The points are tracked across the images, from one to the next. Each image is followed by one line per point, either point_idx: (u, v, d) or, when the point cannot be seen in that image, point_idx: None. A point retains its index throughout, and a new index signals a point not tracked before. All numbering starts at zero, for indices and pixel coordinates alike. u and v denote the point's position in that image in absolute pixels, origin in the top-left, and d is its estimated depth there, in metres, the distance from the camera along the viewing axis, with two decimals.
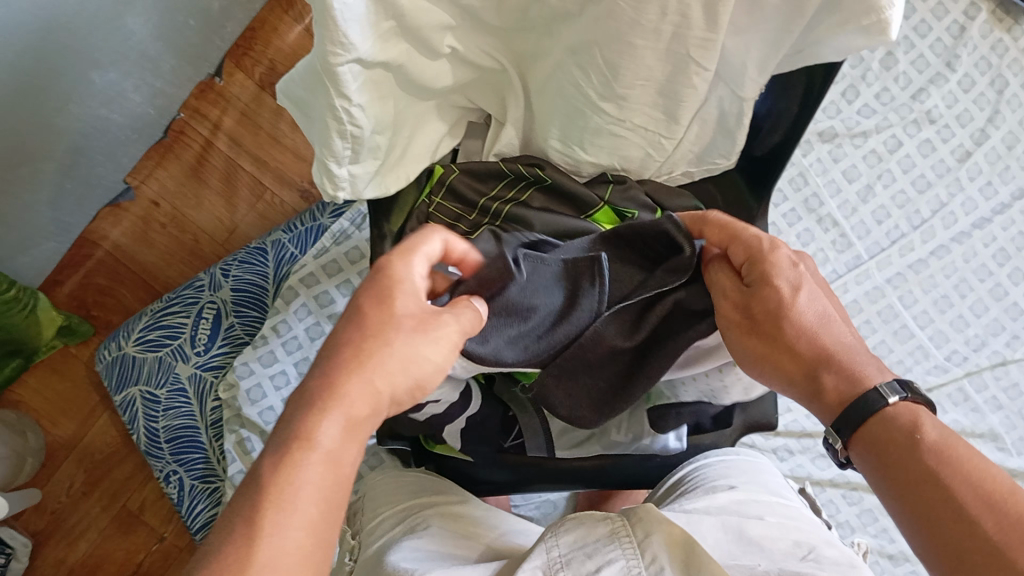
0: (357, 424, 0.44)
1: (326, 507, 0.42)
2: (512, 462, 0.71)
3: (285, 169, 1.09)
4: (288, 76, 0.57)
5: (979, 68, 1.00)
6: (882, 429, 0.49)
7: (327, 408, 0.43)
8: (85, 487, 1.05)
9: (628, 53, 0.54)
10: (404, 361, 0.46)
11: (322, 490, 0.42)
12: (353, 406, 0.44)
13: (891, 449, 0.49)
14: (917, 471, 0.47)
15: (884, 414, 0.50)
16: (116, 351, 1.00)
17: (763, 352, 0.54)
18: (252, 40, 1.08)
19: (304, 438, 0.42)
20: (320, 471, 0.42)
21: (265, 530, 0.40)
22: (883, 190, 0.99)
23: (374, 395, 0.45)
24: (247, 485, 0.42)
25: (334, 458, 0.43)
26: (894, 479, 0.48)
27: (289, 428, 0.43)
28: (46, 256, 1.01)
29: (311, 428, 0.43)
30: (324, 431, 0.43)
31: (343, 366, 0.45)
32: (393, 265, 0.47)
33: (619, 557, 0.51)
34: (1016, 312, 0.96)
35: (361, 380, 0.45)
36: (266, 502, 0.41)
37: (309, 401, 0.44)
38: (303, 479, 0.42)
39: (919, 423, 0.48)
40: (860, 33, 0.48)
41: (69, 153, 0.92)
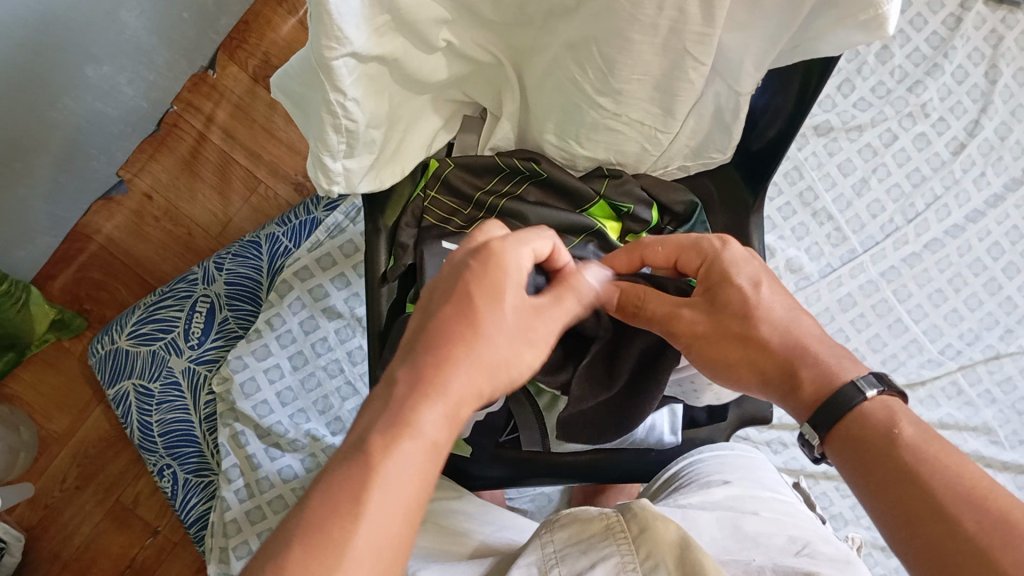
0: (458, 415, 0.43)
1: (421, 498, 0.41)
2: (509, 457, 0.70)
3: (280, 162, 1.08)
4: (283, 70, 0.56)
5: (972, 60, 1.00)
6: (858, 425, 0.49)
7: (431, 396, 0.42)
8: (78, 481, 1.04)
9: (625, 47, 0.54)
10: (507, 355, 0.46)
11: (422, 479, 0.41)
12: (458, 395, 0.43)
13: (868, 445, 0.48)
14: (893, 467, 0.47)
15: (859, 410, 0.49)
16: (109, 345, 1.00)
17: (734, 355, 0.53)
18: (246, 32, 1.07)
19: (406, 424, 0.41)
20: (418, 459, 0.41)
21: (367, 511, 0.39)
22: (878, 184, 0.99)
23: (478, 387, 0.44)
24: (329, 467, 0.41)
25: (433, 446, 0.42)
26: (870, 476, 0.48)
27: (393, 412, 0.42)
28: (40, 250, 1.01)
29: (413, 414, 0.42)
30: (426, 418, 0.42)
31: (449, 352, 0.44)
32: (505, 253, 0.47)
33: (614, 553, 0.51)
34: (1010, 306, 0.96)
35: (467, 370, 0.44)
36: (366, 484, 0.39)
37: (413, 385, 0.43)
38: (400, 466, 0.40)
39: (895, 418, 0.48)
40: (859, 29, 0.48)
41: (64, 146, 0.91)
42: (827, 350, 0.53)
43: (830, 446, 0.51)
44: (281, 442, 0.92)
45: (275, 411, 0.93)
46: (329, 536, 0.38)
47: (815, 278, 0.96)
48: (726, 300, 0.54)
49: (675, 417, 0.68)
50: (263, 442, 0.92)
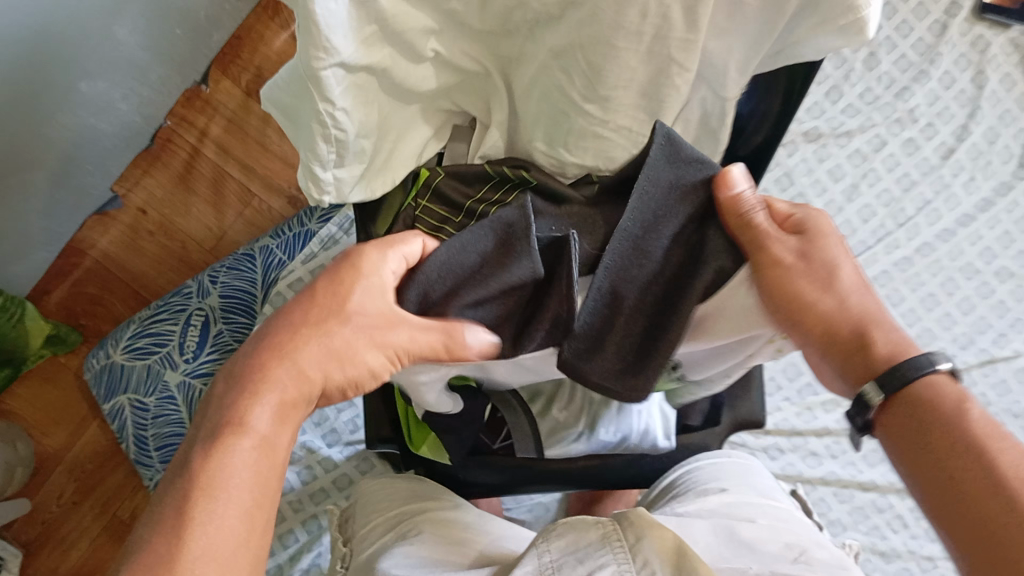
0: (290, 408, 0.49)
1: (257, 489, 0.47)
2: (500, 464, 0.71)
3: (273, 175, 1.09)
4: (273, 81, 0.57)
5: (959, 65, 1.01)
6: (925, 397, 0.47)
7: (261, 393, 0.48)
8: (76, 496, 1.05)
9: (611, 55, 0.54)
10: (340, 347, 0.50)
11: (254, 470, 0.47)
12: (288, 392, 0.49)
13: (932, 419, 0.46)
14: (958, 445, 0.45)
15: (926, 382, 0.47)
16: (104, 360, 1.00)
17: (804, 300, 0.49)
18: (238, 47, 1.08)
19: (238, 424, 0.47)
20: (252, 455, 0.47)
21: (199, 517, 0.44)
22: (868, 190, 0.99)
23: (308, 382, 0.50)
24: (181, 472, 0.46)
25: (266, 440, 0.48)
26: (926, 451, 0.46)
27: (225, 412, 0.48)
28: (34, 265, 1.01)
29: (243, 414, 0.48)
30: (257, 418, 0.48)
31: (278, 355, 0.50)
32: (368, 254, 0.50)
33: (611, 561, 0.51)
34: (1003, 310, 0.96)
35: (293, 369, 0.49)
36: (205, 487, 0.45)
37: (247, 387, 0.49)
38: (234, 463, 0.46)
39: (965, 398, 0.46)
40: (840, 33, 0.49)
41: (58, 162, 0.92)
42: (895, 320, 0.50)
43: (882, 418, 0.49)
44: None
45: None
46: (173, 533, 0.43)
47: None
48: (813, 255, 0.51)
49: (668, 420, 0.68)
50: None
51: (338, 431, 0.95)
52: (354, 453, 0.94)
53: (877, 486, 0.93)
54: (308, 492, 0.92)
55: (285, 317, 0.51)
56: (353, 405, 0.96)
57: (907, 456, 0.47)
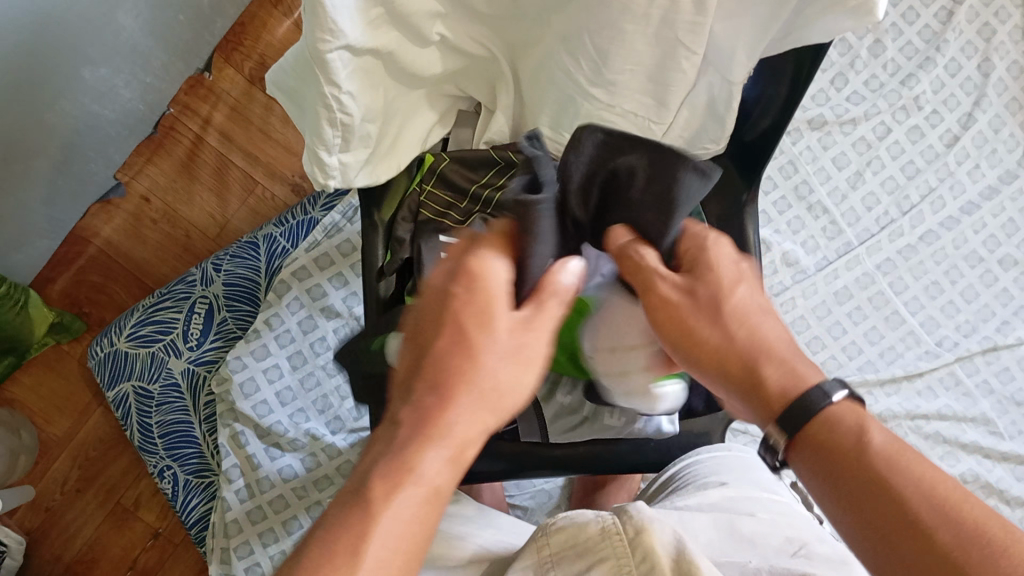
0: (459, 453, 0.45)
1: (413, 538, 0.43)
2: (508, 449, 0.71)
3: (277, 163, 1.08)
4: (278, 66, 0.57)
5: (965, 52, 1.00)
6: (824, 432, 0.46)
7: (433, 439, 0.44)
8: (79, 484, 1.05)
9: (617, 38, 0.54)
10: (505, 382, 0.46)
11: (415, 521, 0.43)
12: (462, 435, 0.45)
13: (838, 453, 0.45)
14: (869, 482, 0.44)
15: (825, 416, 0.46)
16: (108, 347, 1.00)
17: (691, 337, 0.49)
18: (242, 35, 1.07)
19: (408, 471, 0.43)
20: (415, 503, 0.43)
21: (364, 567, 0.41)
22: (872, 177, 0.99)
23: (481, 423, 0.45)
24: (348, 509, 0.43)
25: (433, 487, 0.44)
26: (837, 490, 0.45)
27: (394, 456, 0.44)
28: (38, 253, 1.01)
29: (414, 459, 0.43)
30: (428, 462, 0.44)
31: (445, 398, 0.45)
32: (480, 266, 0.47)
33: (609, 558, 0.50)
34: (1006, 298, 0.96)
35: (468, 408, 0.45)
36: (361, 528, 0.42)
37: (417, 429, 0.44)
38: (397, 513, 0.42)
39: (864, 426, 0.45)
40: (849, 15, 0.49)
41: (63, 148, 0.92)
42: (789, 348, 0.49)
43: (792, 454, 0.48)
44: (282, 442, 0.92)
45: (274, 411, 0.94)
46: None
47: (812, 271, 0.97)
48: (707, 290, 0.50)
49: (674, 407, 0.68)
50: (263, 442, 0.93)
51: (342, 418, 0.94)
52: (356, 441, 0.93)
53: None
54: (311, 479, 0.92)
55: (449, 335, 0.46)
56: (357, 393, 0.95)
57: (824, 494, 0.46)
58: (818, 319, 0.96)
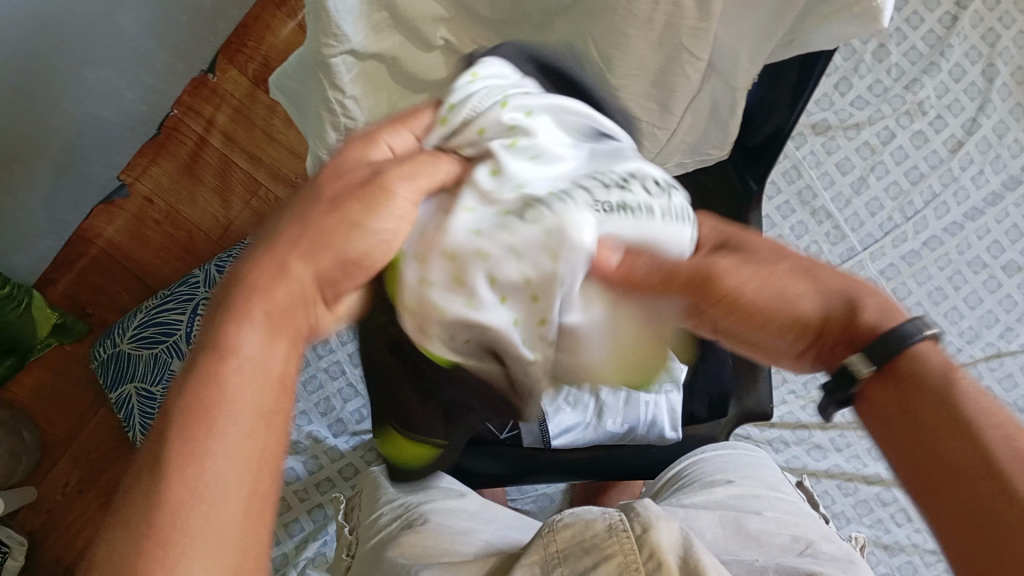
0: (280, 321, 0.37)
1: (260, 436, 0.35)
2: (506, 452, 0.70)
3: (279, 166, 1.09)
4: (281, 70, 0.59)
5: (969, 57, 1.00)
6: (911, 376, 0.40)
7: (243, 313, 0.36)
8: (80, 485, 1.05)
9: (621, 43, 0.54)
10: (346, 234, 0.39)
11: (254, 406, 0.35)
12: (279, 294, 0.38)
13: (900, 411, 0.41)
14: (934, 423, 0.39)
15: (913, 355, 0.40)
16: (112, 348, 1.01)
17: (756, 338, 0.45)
18: (245, 36, 1.07)
19: (222, 347, 0.35)
20: (243, 383, 0.35)
21: (169, 458, 0.33)
22: (876, 182, 0.99)
23: (297, 285, 0.38)
24: (161, 411, 0.34)
25: (261, 366, 0.36)
26: (912, 461, 0.39)
27: (202, 341, 0.36)
28: (40, 254, 1.01)
29: (228, 335, 0.36)
30: (245, 333, 0.36)
31: (261, 264, 0.38)
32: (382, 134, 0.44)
33: (617, 553, 0.48)
34: (1009, 304, 0.97)
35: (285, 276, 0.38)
36: (187, 418, 0.33)
37: (228, 304, 0.37)
38: (229, 392, 0.35)
39: (939, 369, 0.40)
40: (852, 21, 0.49)
41: (62, 149, 0.91)
42: (843, 304, 0.43)
43: (864, 398, 0.43)
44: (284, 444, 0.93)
45: None
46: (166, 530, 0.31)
47: None
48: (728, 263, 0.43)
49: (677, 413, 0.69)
50: None
51: (344, 421, 0.96)
52: (361, 442, 0.95)
53: (881, 480, 0.94)
54: (313, 481, 0.93)
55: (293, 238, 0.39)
56: (359, 395, 0.97)
57: (892, 453, 0.41)
58: None
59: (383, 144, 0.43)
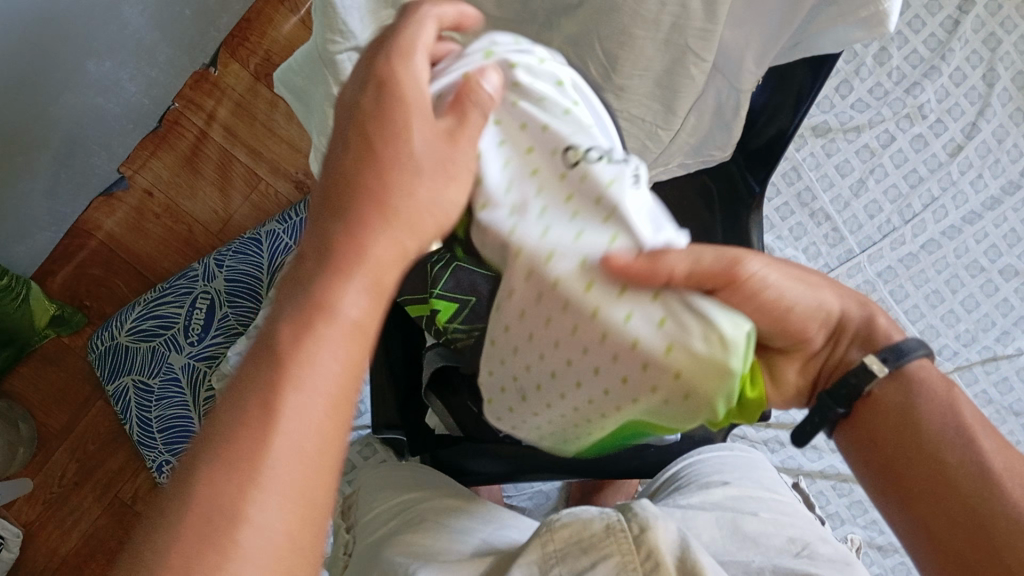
0: (380, 289, 0.39)
1: (342, 397, 0.37)
2: (504, 451, 0.69)
3: (280, 160, 1.09)
4: (286, 66, 0.59)
5: (971, 62, 1.00)
6: (897, 398, 0.49)
7: (350, 270, 0.38)
8: (77, 476, 1.05)
9: (627, 44, 0.55)
10: (422, 204, 0.40)
11: (347, 366, 0.37)
12: (373, 259, 0.39)
13: (886, 433, 0.50)
14: (910, 440, 0.49)
15: (906, 375, 0.49)
16: (109, 341, 1.01)
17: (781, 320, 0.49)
18: (247, 30, 1.06)
19: (324, 305, 0.37)
20: (341, 344, 0.37)
21: (278, 412, 0.34)
22: (875, 185, 1.00)
23: (399, 250, 0.40)
24: (261, 356, 0.36)
25: (357, 327, 0.38)
26: (897, 471, 0.49)
27: (306, 292, 0.37)
28: (40, 246, 1.01)
29: (331, 295, 0.37)
30: (347, 297, 0.37)
31: (360, 220, 0.39)
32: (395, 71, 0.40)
33: (614, 553, 0.49)
34: (1006, 309, 0.97)
35: (382, 234, 0.39)
36: (280, 377, 0.35)
37: (329, 265, 0.38)
38: (325, 354, 0.36)
39: (918, 390, 0.49)
40: (859, 25, 0.49)
41: (64, 141, 0.91)
42: (864, 315, 0.51)
43: (860, 421, 0.51)
44: None
45: None
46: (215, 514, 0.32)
47: None
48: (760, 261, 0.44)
49: None
50: None
51: None
52: (358, 438, 0.95)
53: None
54: None
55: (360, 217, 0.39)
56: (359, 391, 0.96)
57: (872, 467, 0.51)
58: None
59: (422, 53, 0.41)
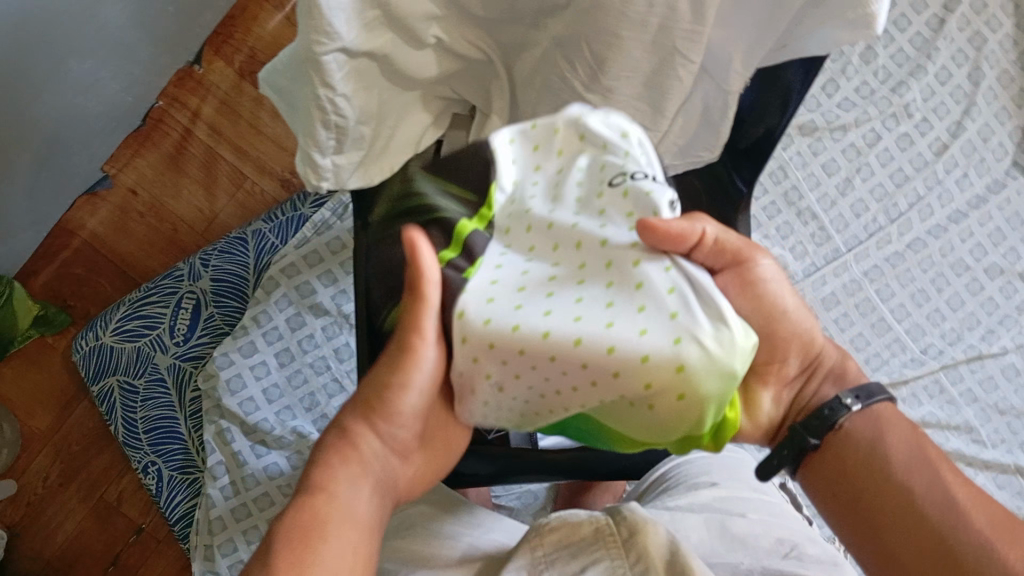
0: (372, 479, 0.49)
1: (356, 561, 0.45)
2: (492, 453, 0.69)
3: (266, 159, 1.08)
4: (272, 66, 0.59)
5: (956, 61, 1.01)
6: (852, 450, 0.54)
7: (344, 464, 0.48)
8: (61, 478, 1.04)
9: (615, 45, 0.54)
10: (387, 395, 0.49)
11: (352, 539, 0.45)
12: (360, 451, 0.49)
13: (844, 472, 0.54)
14: (866, 485, 0.53)
15: (853, 425, 0.54)
16: (93, 341, 1.00)
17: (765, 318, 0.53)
18: (232, 27, 1.06)
19: (324, 489, 0.47)
20: (342, 516, 0.46)
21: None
22: (861, 184, 1.00)
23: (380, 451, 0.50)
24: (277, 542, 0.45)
25: (354, 505, 0.47)
26: (852, 512, 0.54)
27: (310, 489, 0.47)
28: (22, 245, 1.00)
29: (329, 480, 0.47)
30: (346, 484, 0.47)
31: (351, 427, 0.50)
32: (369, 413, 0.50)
33: (604, 558, 0.49)
34: (991, 307, 0.97)
35: (366, 439, 0.49)
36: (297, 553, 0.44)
37: (325, 464, 0.48)
38: (330, 525, 0.45)
39: (873, 435, 0.54)
40: (846, 28, 0.49)
41: (46, 140, 0.91)
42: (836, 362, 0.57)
43: (814, 467, 0.55)
44: (268, 439, 0.91)
45: (260, 409, 0.93)
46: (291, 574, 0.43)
47: None
48: (734, 276, 0.51)
49: None
50: (249, 439, 0.91)
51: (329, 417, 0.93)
52: None
53: None
54: None
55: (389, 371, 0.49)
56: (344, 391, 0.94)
57: (829, 504, 0.55)
58: None
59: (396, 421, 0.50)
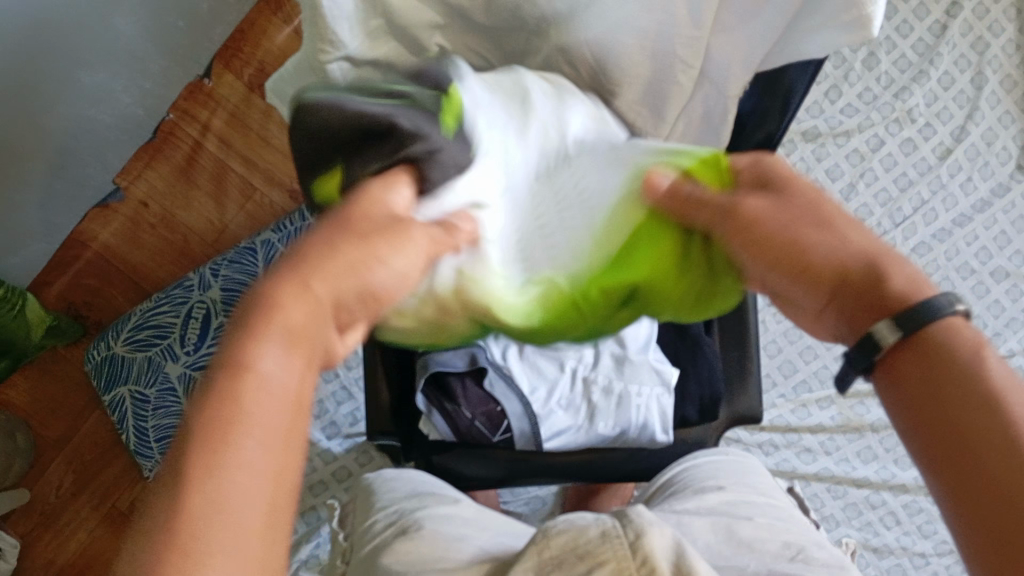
0: (299, 335, 0.36)
1: (279, 476, 0.33)
2: (499, 456, 0.70)
3: (275, 169, 1.09)
4: (278, 76, 0.59)
5: (959, 66, 1.01)
6: (945, 346, 0.38)
7: (269, 324, 0.35)
8: (74, 487, 1.05)
9: (614, 50, 0.56)
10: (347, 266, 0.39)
11: (273, 449, 0.33)
12: (288, 317, 0.36)
13: (921, 374, 0.39)
14: (953, 389, 0.37)
15: (945, 325, 0.39)
16: (105, 351, 1.01)
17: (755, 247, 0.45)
18: (241, 41, 1.07)
19: (241, 365, 0.34)
20: (273, 405, 0.34)
21: (225, 518, 0.31)
22: (866, 189, 1.00)
23: (312, 302, 0.37)
24: (190, 432, 0.32)
25: (285, 389, 0.35)
26: (932, 430, 0.37)
27: (230, 351, 0.34)
28: (34, 256, 1.01)
29: (249, 356, 0.34)
30: (268, 356, 0.35)
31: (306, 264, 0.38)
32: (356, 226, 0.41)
33: (610, 559, 0.49)
34: (997, 310, 0.98)
35: (301, 291, 0.37)
36: (202, 463, 0.32)
37: (247, 322, 0.35)
38: (253, 414, 0.33)
39: (968, 338, 0.38)
40: (843, 29, 0.50)
41: (57, 152, 0.92)
42: (887, 275, 0.42)
43: (888, 365, 0.40)
44: None
45: None
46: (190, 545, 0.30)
47: None
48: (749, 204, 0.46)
49: (669, 417, 0.69)
50: None
51: (338, 423, 0.96)
52: (353, 445, 0.96)
53: (871, 483, 0.95)
54: (307, 484, 0.94)
55: (326, 237, 0.39)
56: (353, 399, 0.97)
57: (906, 426, 0.39)
58: (791, 343, 0.99)
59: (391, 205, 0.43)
